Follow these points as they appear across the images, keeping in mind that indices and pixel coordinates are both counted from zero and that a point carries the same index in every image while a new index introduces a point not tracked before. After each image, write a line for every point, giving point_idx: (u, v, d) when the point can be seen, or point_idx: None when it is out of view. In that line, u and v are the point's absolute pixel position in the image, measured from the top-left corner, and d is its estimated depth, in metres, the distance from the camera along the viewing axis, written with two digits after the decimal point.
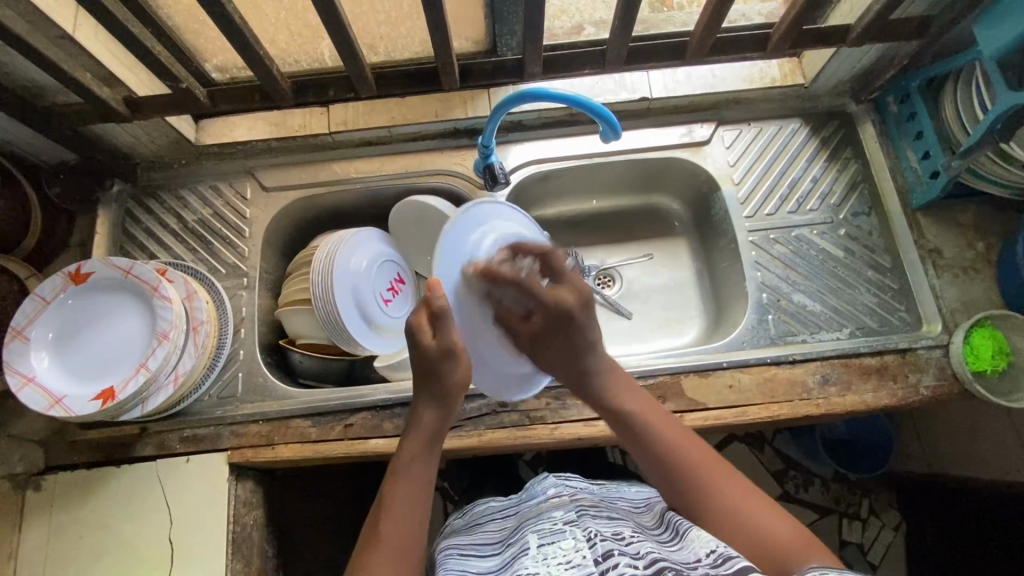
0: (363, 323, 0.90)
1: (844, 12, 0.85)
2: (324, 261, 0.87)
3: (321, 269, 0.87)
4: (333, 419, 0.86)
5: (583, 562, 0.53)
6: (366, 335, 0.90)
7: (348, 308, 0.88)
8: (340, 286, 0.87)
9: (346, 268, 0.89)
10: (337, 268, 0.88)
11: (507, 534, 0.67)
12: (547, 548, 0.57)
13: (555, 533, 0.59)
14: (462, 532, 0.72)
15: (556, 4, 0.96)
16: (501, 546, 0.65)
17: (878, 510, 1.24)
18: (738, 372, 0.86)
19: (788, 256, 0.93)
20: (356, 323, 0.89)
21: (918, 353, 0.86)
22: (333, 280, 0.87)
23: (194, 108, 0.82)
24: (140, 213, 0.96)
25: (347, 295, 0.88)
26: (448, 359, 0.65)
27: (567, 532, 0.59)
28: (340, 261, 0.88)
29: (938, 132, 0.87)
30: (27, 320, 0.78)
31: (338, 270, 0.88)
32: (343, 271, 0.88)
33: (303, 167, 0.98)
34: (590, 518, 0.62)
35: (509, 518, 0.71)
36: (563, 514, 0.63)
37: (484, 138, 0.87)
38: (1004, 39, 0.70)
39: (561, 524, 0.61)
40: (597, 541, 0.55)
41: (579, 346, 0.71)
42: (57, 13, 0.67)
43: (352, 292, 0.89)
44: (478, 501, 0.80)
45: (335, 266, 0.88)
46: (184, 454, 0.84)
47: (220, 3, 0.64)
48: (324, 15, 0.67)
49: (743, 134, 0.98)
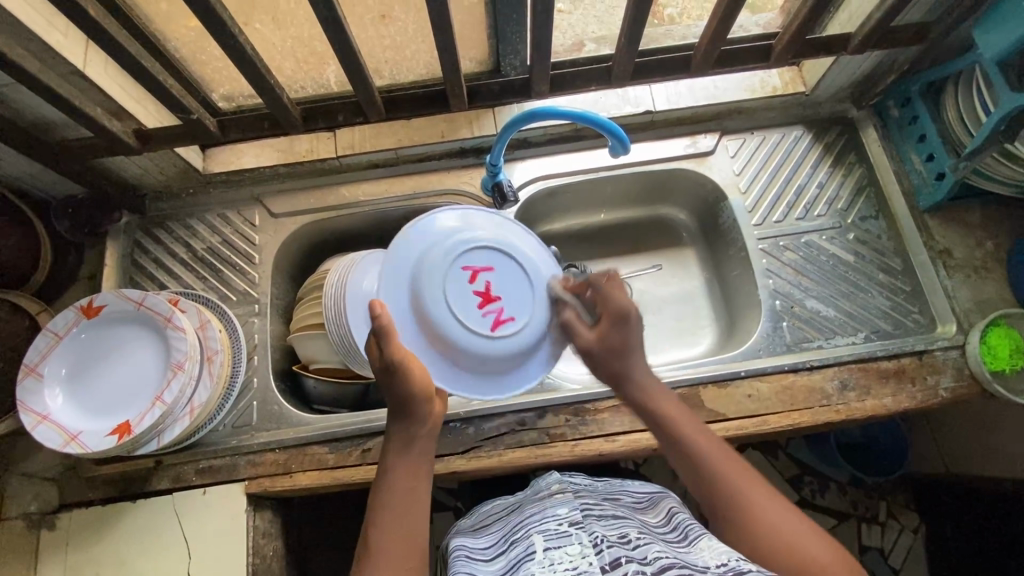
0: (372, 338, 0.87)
1: (844, 21, 0.86)
2: (341, 277, 0.87)
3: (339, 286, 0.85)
4: (350, 444, 0.85)
5: (590, 569, 0.52)
6: (373, 351, 0.87)
7: (361, 322, 0.86)
8: (354, 300, 0.86)
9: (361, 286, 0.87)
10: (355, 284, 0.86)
11: (511, 531, 0.66)
12: (553, 553, 0.56)
13: (560, 536, 0.59)
14: (468, 535, 0.71)
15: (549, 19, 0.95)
16: (504, 546, 0.64)
17: (896, 513, 1.23)
18: (756, 381, 0.85)
19: (799, 262, 0.93)
20: (365, 338, 0.86)
21: (935, 355, 0.86)
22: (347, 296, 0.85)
23: (205, 139, 0.82)
24: (148, 244, 0.96)
25: (360, 309, 0.86)
26: (393, 375, 0.62)
27: (573, 536, 0.58)
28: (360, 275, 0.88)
29: (941, 134, 0.87)
30: (39, 357, 0.77)
31: (355, 289, 0.86)
32: (360, 288, 0.87)
33: (311, 192, 0.98)
34: (596, 519, 0.61)
35: (513, 514, 0.70)
36: (568, 514, 0.63)
37: (492, 156, 0.87)
38: (1006, 43, 0.71)
39: (567, 526, 0.60)
40: (604, 549, 0.54)
41: (628, 347, 0.72)
42: (70, 50, 0.67)
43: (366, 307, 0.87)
44: (486, 500, 0.79)
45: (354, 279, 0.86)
46: (200, 486, 0.83)
47: (232, 35, 0.64)
48: (335, 43, 0.68)
49: (746, 143, 0.99)
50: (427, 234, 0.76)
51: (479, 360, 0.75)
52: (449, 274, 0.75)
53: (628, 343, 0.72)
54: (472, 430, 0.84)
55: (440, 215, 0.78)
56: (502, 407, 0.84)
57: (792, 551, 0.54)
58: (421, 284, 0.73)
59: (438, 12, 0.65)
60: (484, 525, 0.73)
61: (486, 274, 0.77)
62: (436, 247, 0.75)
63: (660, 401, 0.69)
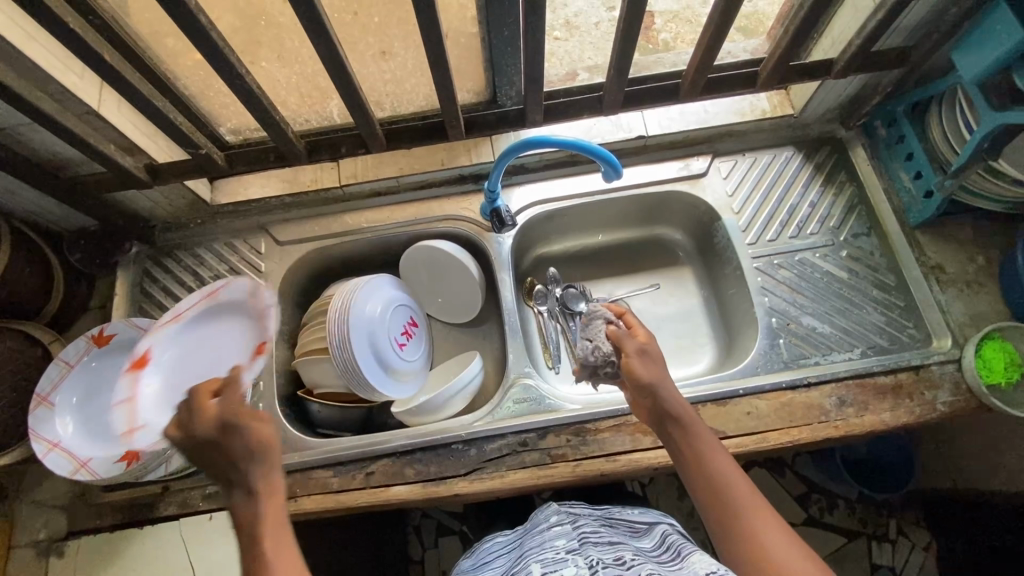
0: (375, 361, 0.91)
1: (826, 47, 0.89)
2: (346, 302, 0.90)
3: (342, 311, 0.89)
4: (355, 468, 0.86)
5: None
6: (375, 374, 0.90)
7: (364, 346, 0.89)
8: (359, 327, 0.89)
9: (364, 313, 0.91)
10: (359, 311, 0.90)
11: (511, 564, 0.66)
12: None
13: (557, 562, 0.60)
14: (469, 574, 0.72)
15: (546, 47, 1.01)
16: None
17: (906, 530, 1.22)
18: (755, 399, 0.86)
19: (793, 280, 0.95)
20: (368, 361, 0.90)
21: (932, 369, 0.87)
22: (349, 323, 0.88)
23: (213, 172, 0.85)
24: (157, 272, 0.99)
25: (363, 335, 0.90)
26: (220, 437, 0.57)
27: (569, 560, 0.60)
28: (359, 300, 0.91)
29: (927, 152, 0.90)
30: (51, 386, 0.78)
31: (357, 315, 0.90)
32: (363, 314, 0.91)
33: (315, 220, 1.01)
34: (591, 546, 0.63)
35: (512, 550, 0.71)
36: (565, 543, 0.64)
37: (490, 183, 0.90)
38: (983, 65, 0.73)
39: (563, 553, 0.61)
40: (599, 568, 0.56)
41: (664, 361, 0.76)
42: (85, 91, 0.71)
43: (368, 331, 0.90)
44: (489, 536, 0.80)
45: (358, 306, 0.91)
46: (207, 512, 0.84)
47: (239, 76, 0.68)
48: (338, 81, 0.72)
49: (738, 165, 1.02)
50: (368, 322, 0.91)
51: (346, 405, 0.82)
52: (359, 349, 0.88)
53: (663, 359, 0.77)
54: (474, 452, 0.85)
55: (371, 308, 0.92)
56: (503, 428, 0.85)
57: (783, 575, 0.55)
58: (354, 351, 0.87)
59: (435, 50, 0.69)
60: (483, 562, 0.74)
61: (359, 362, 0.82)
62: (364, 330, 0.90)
63: (688, 412, 0.70)
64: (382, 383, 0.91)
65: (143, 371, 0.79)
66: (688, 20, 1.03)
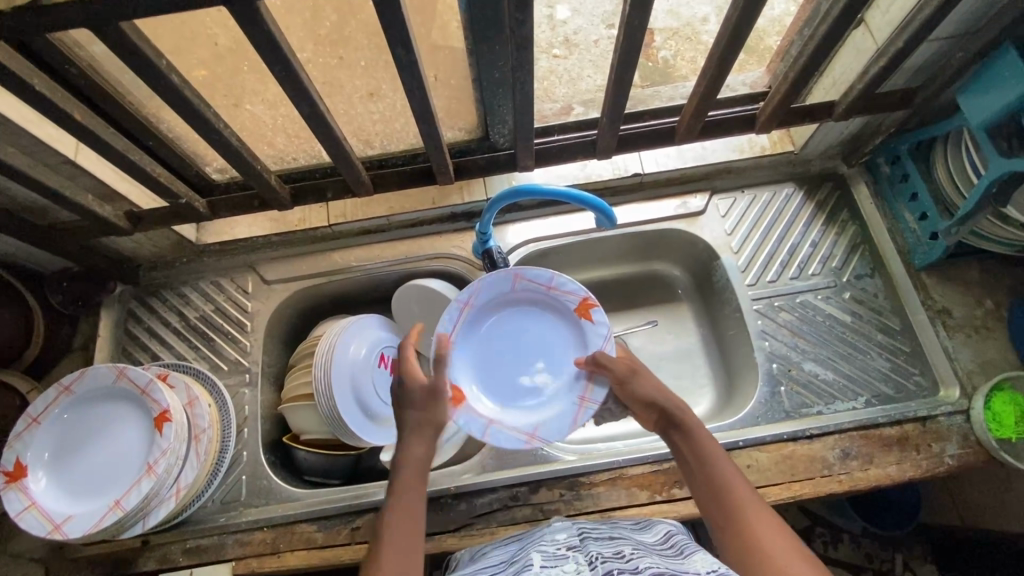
0: (478, 373, 0.84)
1: (827, 86, 0.87)
2: (559, 303, 0.85)
3: (520, 293, 0.86)
4: (340, 522, 0.83)
5: None
6: (475, 404, 0.81)
7: (544, 404, 0.83)
8: (584, 386, 0.82)
9: (578, 349, 0.84)
10: (571, 344, 0.85)
11: (509, 556, 0.62)
12: (550, 570, 0.53)
13: (558, 557, 0.56)
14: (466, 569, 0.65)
15: (545, 64, 0.99)
16: (502, 567, 0.60)
17: (912, 565, 1.16)
18: (755, 451, 0.83)
19: (795, 323, 0.92)
20: (462, 368, 0.83)
21: (939, 421, 0.83)
22: (593, 391, 0.82)
23: (194, 218, 0.83)
24: (143, 312, 0.96)
25: (492, 336, 0.86)
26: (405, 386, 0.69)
27: (570, 557, 0.56)
28: (596, 323, 0.83)
29: (933, 193, 0.87)
30: (24, 443, 0.76)
31: (488, 308, 0.86)
32: (545, 343, 0.85)
33: (304, 258, 0.99)
34: (593, 541, 0.60)
35: (512, 547, 0.65)
36: (566, 538, 0.61)
37: (483, 224, 0.87)
38: (992, 110, 0.70)
39: (565, 549, 0.58)
40: (599, 564, 0.52)
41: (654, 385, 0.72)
42: (60, 142, 0.69)
43: (568, 387, 0.83)
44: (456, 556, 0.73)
45: (575, 330, 0.85)
46: (187, 567, 0.81)
47: (218, 130, 0.66)
48: (318, 129, 0.69)
49: (737, 202, 0.99)
50: (354, 341, 0.90)
51: (359, 423, 0.87)
52: (358, 363, 0.89)
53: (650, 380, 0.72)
54: (464, 507, 0.82)
55: (356, 328, 0.91)
56: (495, 482, 0.83)
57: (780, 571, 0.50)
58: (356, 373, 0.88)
59: (419, 103, 0.67)
60: (481, 556, 0.67)
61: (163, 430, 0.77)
62: (361, 349, 0.90)
63: (692, 415, 0.66)
64: (466, 420, 0.79)
65: (28, 476, 0.75)
66: (688, 38, 1.01)
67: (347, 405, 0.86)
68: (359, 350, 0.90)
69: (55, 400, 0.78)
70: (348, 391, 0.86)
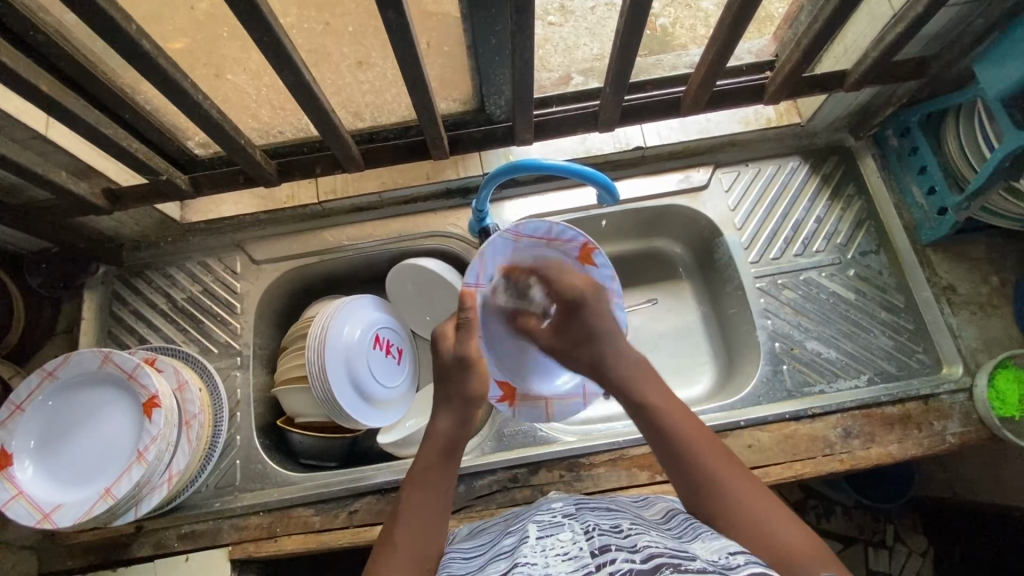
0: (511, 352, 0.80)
1: (839, 53, 0.84)
2: (560, 253, 0.76)
3: (523, 252, 0.74)
4: (336, 505, 0.82)
5: (580, 554, 0.47)
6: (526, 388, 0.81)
7: None
8: None
9: None
10: None
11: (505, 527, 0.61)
12: (545, 540, 0.51)
13: (553, 526, 0.55)
14: (462, 542, 0.63)
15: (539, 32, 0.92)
16: (497, 538, 0.58)
17: (903, 535, 1.15)
18: (757, 431, 0.82)
19: (797, 301, 0.90)
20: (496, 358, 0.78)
21: (942, 399, 0.83)
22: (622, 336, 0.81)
23: (176, 195, 0.79)
24: (128, 294, 0.93)
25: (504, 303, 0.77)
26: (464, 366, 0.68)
27: (566, 526, 0.54)
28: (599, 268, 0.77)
29: (943, 167, 0.84)
30: (7, 432, 0.74)
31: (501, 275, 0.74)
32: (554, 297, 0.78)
33: (294, 237, 0.95)
34: (589, 512, 0.58)
35: (508, 520, 0.64)
36: (562, 507, 0.60)
37: (478, 202, 0.84)
38: (1007, 81, 0.67)
39: (561, 517, 0.57)
40: (596, 536, 0.50)
41: (592, 335, 0.73)
42: (29, 116, 0.65)
43: None
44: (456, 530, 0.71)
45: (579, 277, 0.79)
46: (183, 551, 0.80)
47: (197, 102, 0.62)
48: (303, 99, 0.65)
49: (741, 176, 0.96)
50: (348, 322, 0.87)
51: (355, 405, 0.85)
52: (353, 345, 0.86)
53: (593, 329, 0.73)
54: (463, 489, 0.81)
55: (350, 309, 0.88)
56: (493, 464, 0.82)
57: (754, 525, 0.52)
58: (351, 356, 0.86)
59: (411, 72, 0.63)
60: (479, 531, 0.66)
61: (153, 420, 0.74)
62: (355, 331, 0.87)
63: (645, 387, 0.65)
64: (528, 411, 0.81)
65: (13, 464, 0.73)
66: (687, 5, 0.95)
67: (342, 387, 0.84)
68: (354, 332, 0.87)
69: (38, 386, 0.76)
70: (342, 373, 0.84)
